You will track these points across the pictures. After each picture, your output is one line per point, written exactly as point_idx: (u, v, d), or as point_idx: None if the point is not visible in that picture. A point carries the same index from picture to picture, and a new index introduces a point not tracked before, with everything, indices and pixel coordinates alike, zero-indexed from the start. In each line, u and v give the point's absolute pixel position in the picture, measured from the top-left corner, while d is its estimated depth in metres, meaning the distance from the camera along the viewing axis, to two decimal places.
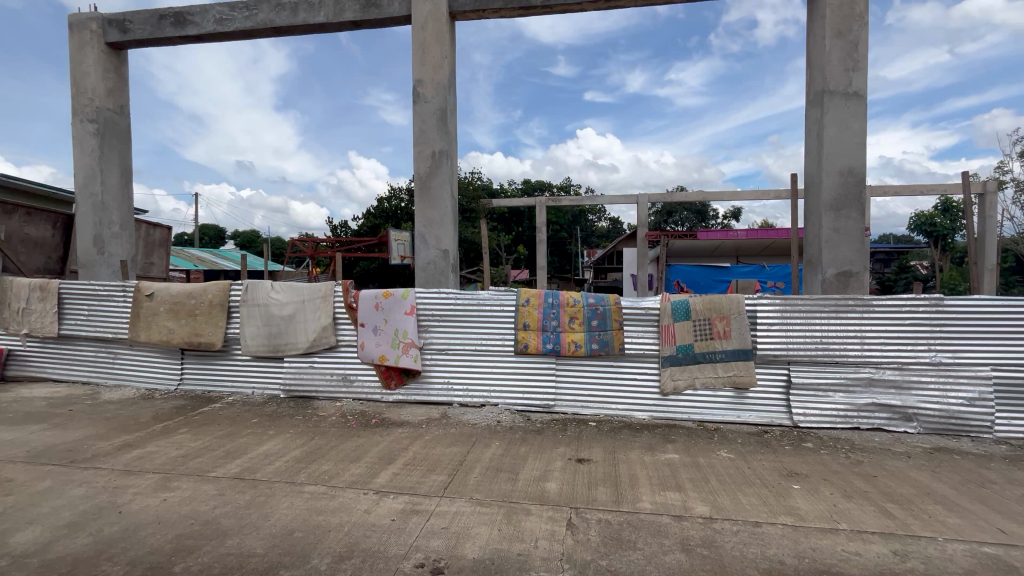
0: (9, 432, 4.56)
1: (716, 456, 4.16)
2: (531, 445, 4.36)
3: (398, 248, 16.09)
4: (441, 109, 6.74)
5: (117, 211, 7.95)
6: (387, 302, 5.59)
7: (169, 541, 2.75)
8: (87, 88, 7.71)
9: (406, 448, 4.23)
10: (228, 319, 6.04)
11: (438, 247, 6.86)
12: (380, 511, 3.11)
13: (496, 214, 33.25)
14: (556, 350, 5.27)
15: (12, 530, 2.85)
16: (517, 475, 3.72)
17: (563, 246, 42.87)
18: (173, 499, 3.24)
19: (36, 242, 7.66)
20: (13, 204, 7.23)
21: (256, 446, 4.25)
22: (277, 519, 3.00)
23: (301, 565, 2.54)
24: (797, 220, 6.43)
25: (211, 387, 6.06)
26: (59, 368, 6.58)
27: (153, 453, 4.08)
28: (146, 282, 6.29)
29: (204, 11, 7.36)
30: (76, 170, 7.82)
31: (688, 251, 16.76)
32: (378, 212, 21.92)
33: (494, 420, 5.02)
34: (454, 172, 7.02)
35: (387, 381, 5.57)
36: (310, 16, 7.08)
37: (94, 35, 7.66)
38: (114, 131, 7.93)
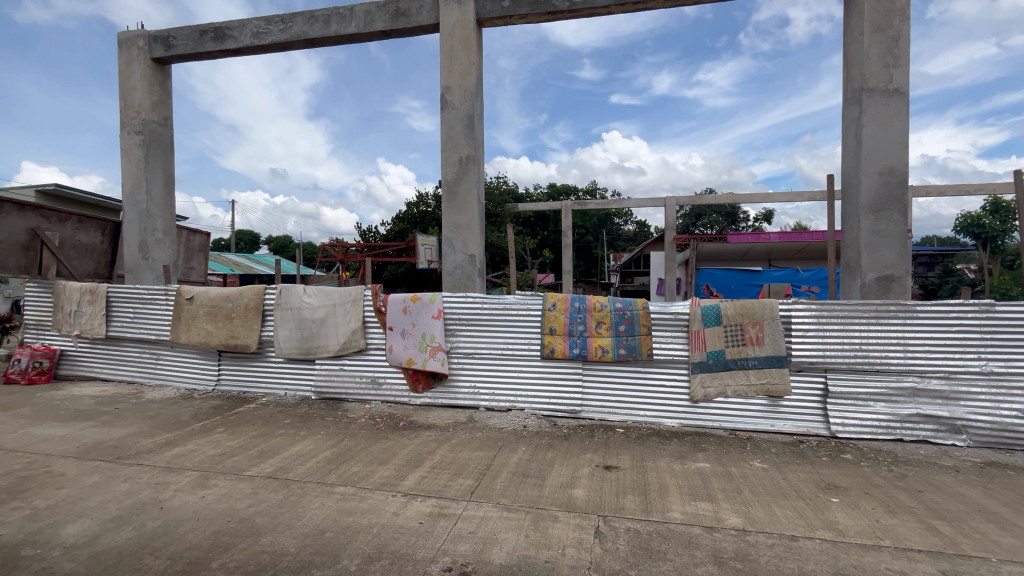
0: (62, 428, 4.82)
1: (750, 466, 4.03)
2: (558, 451, 4.33)
3: (425, 252, 16.29)
4: (469, 115, 6.81)
5: (161, 218, 8.33)
6: (415, 306, 5.66)
7: (207, 537, 2.84)
8: (134, 101, 8.12)
9: (434, 451, 4.26)
10: (262, 322, 6.23)
11: (465, 251, 6.91)
12: (408, 514, 3.14)
13: (522, 218, 33.32)
14: (583, 355, 5.22)
15: (64, 523, 3.00)
16: (543, 481, 3.70)
17: (589, 250, 42.56)
18: (211, 497, 3.35)
19: (87, 248, 8.07)
20: (67, 212, 7.64)
21: (289, 446, 4.36)
22: (309, 518, 3.07)
23: (331, 565, 2.58)
24: (833, 222, 6.21)
25: (246, 388, 6.26)
26: (107, 368, 6.92)
27: (192, 451, 4.23)
28: (187, 286, 6.56)
29: (242, 25, 7.66)
30: (123, 179, 8.22)
31: (719, 254, 16.37)
32: (406, 217, 22.29)
33: (520, 425, 5.01)
34: (480, 177, 7.08)
35: (414, 384, 5.64)
36: (342, 27, 7.27)
37: (140, 51, 8.06)
38: (158, 142, 8.32)
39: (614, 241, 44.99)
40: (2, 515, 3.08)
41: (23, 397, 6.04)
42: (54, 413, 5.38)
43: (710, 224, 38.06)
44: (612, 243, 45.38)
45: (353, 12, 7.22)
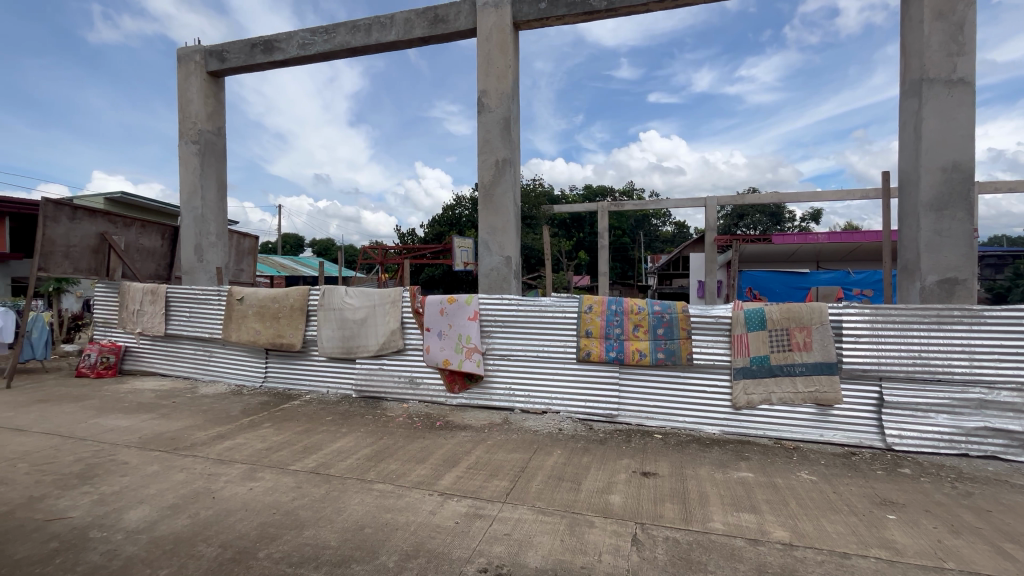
0: (126, 419, 5.16)
1: (797, 478, 3.85)
2: (594, 455, 4.28)
3: (462, 254, 16.56)
4: (505, 118, 6.85)
5: (214, 223, 8.81)
6: (451, 307, 5.73)
7: (254, 528, 2.97)
8: (191, 113, 8.62)
9: (469, 451, 4.30)
10: (306, 322, 6.46)
11: (501, 253, 6.94)
12: (444, 513, 3.17)
13: (557, 220, 33.19)
14: (620, 359, 5.14)
15: (127, 508, 3.21)
16: (579, 485, 3.67)
17: (625, 251, 41.93)
18: (258, 489, 3.51)
19: (149, 252, 8.59)
20: (131, 217, 8.17)
21: (331, 443, 4.50)
22: (350, 513, 3.16)
23: (370, 561, 2.64)
24: (890, 221, 5.86)
25: (291, 385, 6.52)
26: (166, 364, 7.37)
27: (242, 444, 4.44)
28: (237, 287, 6.89)
29: (289, 37, 8.00)
30: (181, 186, 8.74)
31: (763, 256, 15.76)
32: (443, 220, 22.68)
33: (556, 428, 4.98)
34: (517, 180, 7.10)
35: (451, 384, 5.71)
36: (383, 36, 7.47)
37: (197, 66, 8.55)
38: (212, 151, 8.80)
39: (651, 242, 44.19)
40: (74, 499, 3.33)
41: (93, 390, 6.52)
42: (119, 405, 5.77)
43: (753, 224, 36.77)
44: (650, 245, 44.62)
45: (393, 20, 7.40)
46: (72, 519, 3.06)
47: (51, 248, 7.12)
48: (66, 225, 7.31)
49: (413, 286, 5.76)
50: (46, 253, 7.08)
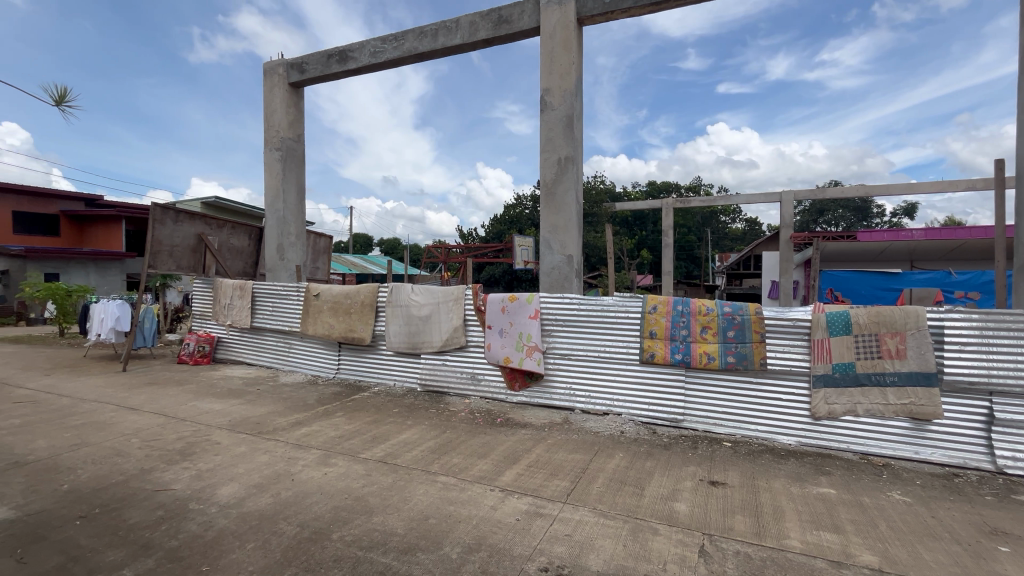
0: (218, 403, 5.68)
1: (887, 498, 3.51)
2: (658, 461, 4.14)
3: (522, 253, 16.72)
4: (568, 115, 6.79)
5: (294, 223, 9.46)
6: (513, 306, 5.77)
7: (329, 511, 3.15)
8: (275, 122, 9.31)
9: (530, 449, 4.31)
10: (375, 317, 6.78)
11: (563, 252, 6.90)
12: (506, 509, 3.21)
13: (619, 218, 32.52)
14: (686, 362, 4.93)
15: (220, 484, 3.53)
16: (642, 490, 3.57)
17: (691, 250, 40.30)
18: (332, 474, 3.73)
19: (238, 250, 9.38)
20: (223, 219, 8.96)
21: (398, 433, 4.70)
22: (415, 503, 3.27)
23: (435, 550, 2.72)
24: (1003, 217, 5.19)
25: (361, 377, 6.86)
26: (252, 354, 8.03)
27: (318, 431, 4.74)
28: (314, 284, 7.36)
29: (362, 47, 8.41)
30: (266, 190, 9.46)
31: (846, 255, 14.52)
32: (504, 220, 22.96)
33: (617, 430, 4.88)
34: (579, 177, 7.02)
35: (511, 382, 5.76)
36: (448, 40, 7.65)
37: (281, 78, 9.21)
38: (293, 156, 9.45)
39: (719, 241, 42.21)
40: (176, 473, 3.71)
41: (191, 375, 7.25)
42: (213, 390, 6.37)
43: (835, 220, 33.97)
44: (717, 243, 42.63)
45: (458, 24, 7.56)
46: (174, 491, 3.41)
47: (159, 248, 7.95)
48: (170, 227, 8.12)
49: (476, 284, 5.86)
50: (155, 252, 7.91)
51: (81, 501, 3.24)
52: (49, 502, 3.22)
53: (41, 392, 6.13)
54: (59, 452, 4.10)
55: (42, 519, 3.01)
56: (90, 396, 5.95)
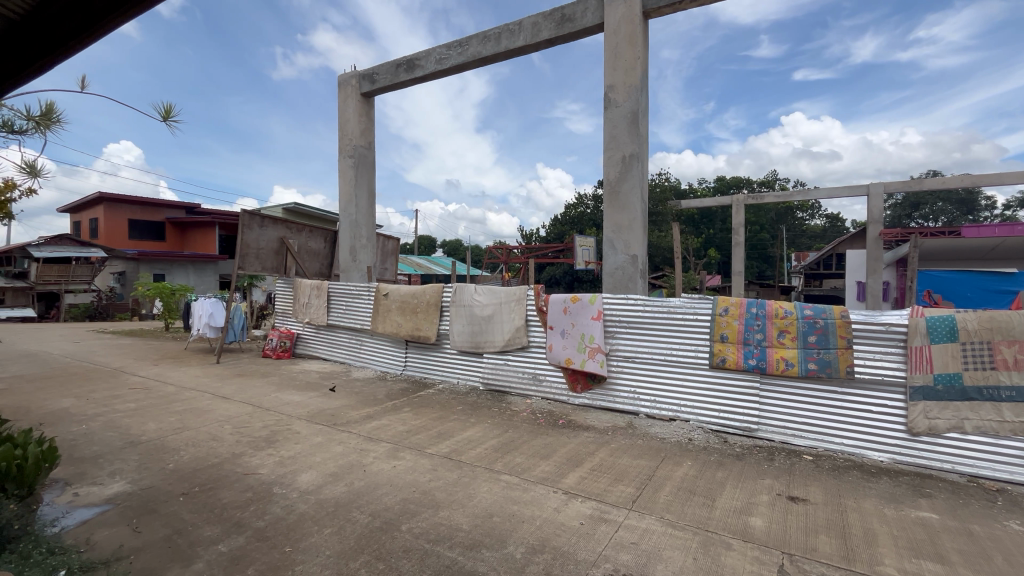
0: (298, 395, 6.09)
1: (1004, 528, 3.09)
2: (730, 472, 3.91)
3: (583, 253, 16.55)
4: (633, 111, 6.61)
5: (365, 226, 9.96)
6: (575, 306, 5.71)
7: (398, 502, 3.28)
8: (348, 131, 9.85)
9: (593, 453, 4.24)
10: (440, 317, 6.97)
11: (627, 253, 6.72)
12: (569, 512, 3.17)
13: (684, 216, 31.33)
14: (760, 368, 4.63)
15: (301, 471, 3.79)
16: (713, 501, 3.39)
17: (764, 249, 38.00)
18: (401, 467, 3.88)
19: (315, 253, 10.01)
20: (302, 224, 9.59)
21: (462, 431, 4.80)
22: (479, 500, 3.33)
23: (499, 548, 2.75)
24: None
25: (427, 374, 7.09)
26: (327, 350, 8.55)
27: (387, 425, 4.95)
28: (383, 284, 7.70)
29: (428, 54, 8.69)
30: (340, 195, 10.04)
31: (948, 253, 13.02)
32: (565, 220, 22.87)
33: (685, 437, 4.68)
34: (645, 175, 6.82)
35: (573, 384, 5.71)
36: (512, 42, 7.71)
37: (354, 89, 9.74)
38: (364, 163, 9.95)
39: (795, 239, 39.51)
40: (262, 458, 4.02)
41: (274, 369, 7.83)
42: (293, 382, 6.85)
43: (933, 214, 30.60)
44: (794, 242, 39.83)
45: (522, 26, 7.60)
46: (261, 475, 3.70)
47: (246, 250, 8.59)
48: (256, 231, 8.75)
49: (538, 285, 5.86)
50: (244, 254, 8.56)
51: (184, 480, 3.60)
52: (157, 478, 3.61)
53: (151, 380, 6.89)
54: (166, 435, 4.58)
55: (153, 493, 3.38)
56: (190, 385, 6.61)
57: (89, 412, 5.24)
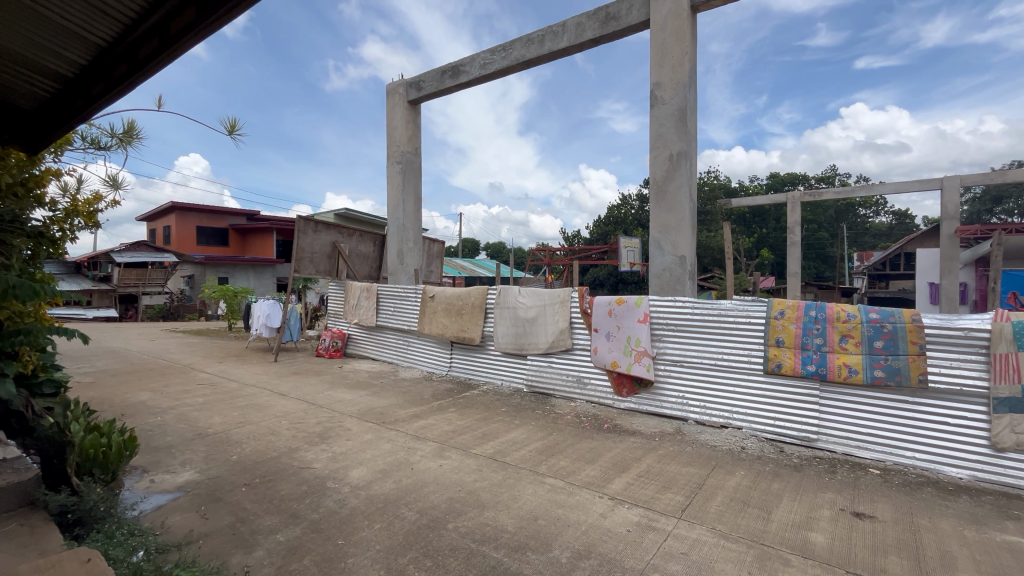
0: (349, 393, 6.33)
1: None
2: (787, 483, 3.71)
3: (628, 255, 16.25)
4: (682, 108, 6.43)
5: (412, 230, 10.23)
6: (621, 309, 5.62)
7: (444, 501, 3.33)
8: (396, 138, 10.16)
9: (639, 459, 4.15)
10: (484, 319, 7.04)
11: (675, 253, 6.53)
12: (616, 518, 3.12)
13: (734, 215, 30.16)
14: (820, 374, 4.37)
15: (352, 466, 3.92)
16: (769, 514, 3.23)
17: (823, 249, 35.93)
18: (447, 466, 3.94)
19: (365, 256, 10.36)
20: (353, 228, 9.96)
21: (506, 432, 4.82)
22: (524, 502, 3.33)
23: (544, 552, 2.74)
24: None
25: (471, 375, 7.17)
26: (376, 350, 8.84)
27: (433, 425, 5.04)
28: (429, 286, 7.86)
29: (472, 60, 8.82)
30: (389, 201, 10.36)
31: None
32: (608, 221, 22.56)
33: (737, 445, 4.48)
34: (693, 173, 6.62)
35: (618, 387, 5.61)
36: (555, 44, 7.69)
37: (401, 97, 10.03)
38: (411, 169, 10.23)
39: (858, 237, 37.07)
40: (316, 453, 4.20)
41: (327, 367, 8.17)
42: (344, 381, 7.12)
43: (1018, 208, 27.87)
44: (856, 240, 37.40)
45: (565, 26, 7.57)
46: (315, 469, 3.86)
47: (301, 254, 8.96)
48: (311, 236, 9.10)
49: (583, 287, 5.81)
50: (299, 258, 8.98)
51: (246, 471, 3.82)
52: (222, 469, 3.84)
53: (216, 376, 7.36)
54: (230, 428, 4.88)
55: (219, 483, 3.60)
56: (250, 382, 7.01)
57: (163, 405, 5.66)
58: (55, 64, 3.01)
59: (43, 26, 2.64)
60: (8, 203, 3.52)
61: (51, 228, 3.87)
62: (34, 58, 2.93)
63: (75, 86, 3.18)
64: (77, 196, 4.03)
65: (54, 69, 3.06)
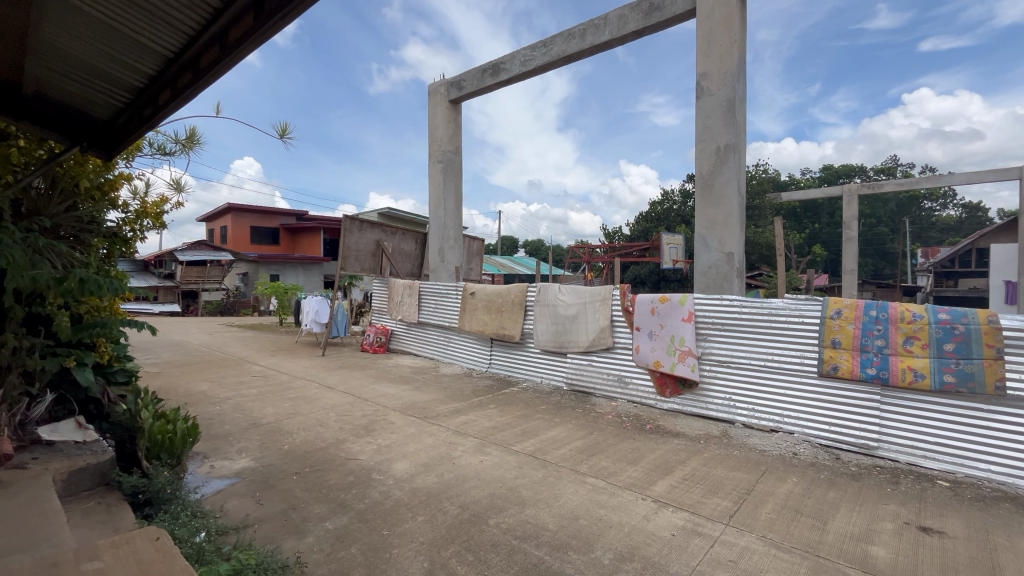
0: (393, 388, 6.49)
1: None
2: (845, 492, 3.51)
3: (670, 252, 15.82)
4: (730, 98, 6.18)
5: (453, 228, 10.36)
6: (664, 307, 5.47)
7: (485, 497, 3.36)
8: (437, 138, 10.31)
9: (684, 461, 4.03)
10: (525, 316, 7.04)
11: (722, 250, 6.31)
12: (659, 522, 3.04)
13: (784, 210, 28.85)
14: (882, 378, 4.10)
15: (395, 459, 4.02)
16: (825, 524, 3.06)
17: (882, 245, 33.76)
18: (488, 462, 3.98)
19: (407, 254, 10.59)
20: (396, 227, 10.19)
21: (546, 430, 4.81)
22: (565, 501, 3.31)
23: (586, 552, 2.71)
24: None
25: (511, 372, 7.20)
26: (418, 346, 9.02)
27: (474, 421, 5.09)
28: (469, 283, 7.95)
29: (512, 57, 8.82)
30: (431, 199, 10.53)
31: None
32: (650, 217, 22.07)
33: (789, 451, 4.28)
34: (742, 167, 6.36)
35: (661, 388, 5.48)
36: (597, 37, 7.58)
37: (442, 97, 10.17)
38: (452, 167, 10.36)
39: (921, 232, 34.63)
40: (362, 445, 4.33)
41: (371, 362, 8.42)
42: (388, 376, 7.31)
43: None
44: (921, 235, 34.91)
45: (607, 19, 7.43)
46: (361, 460, 3.99)
47: (347, 252, 9.26)
48: (356, 235, 9.37)
49: (624, 284, 5.69)
50: (345, 256, 9.28)
51: (296, 461, 3.98)
52: (275, 457, 4.03)
53: (269, 369, 7.72)
54: (281, 418, 5.11)
55: (272, 471, 3.78)
56: (300, 375, 7.31)
57: (221, 396, 5.99)
58: (126, 75, 3.22)
59: (117, 40, 2.84)
60: (86, 205, 3.86)
61: (123, 228, 4.17)
62: (110, 71, 3.17)
63: (144, 95, 3.40)
64: (146, 199, 4.31)
65: (126, 79, 3.28)
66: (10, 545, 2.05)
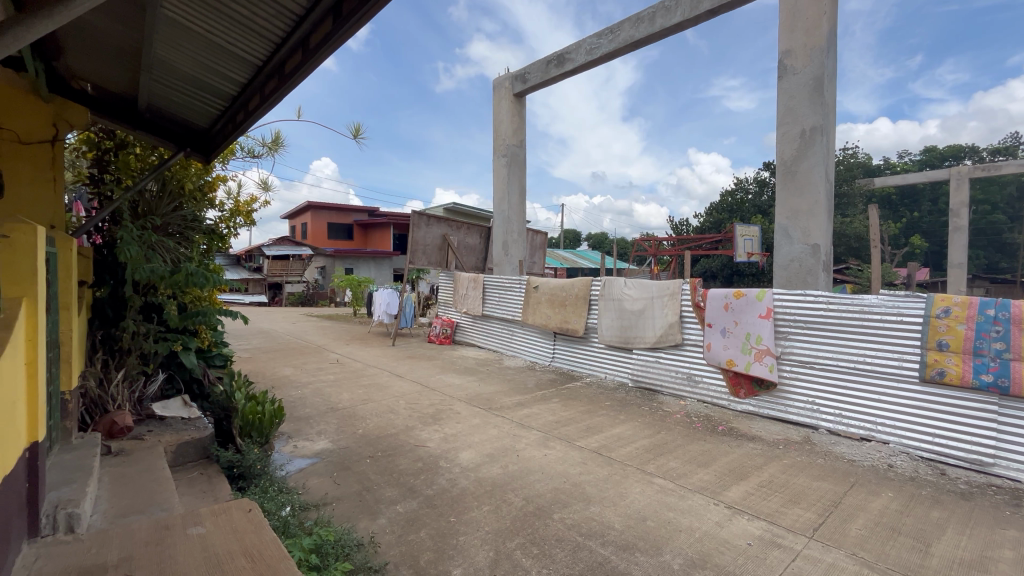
0: (458, 379, 6.66)
1: None
2: (951, 512, 3.14)
3: (745, 244, 14.92)
4: (818, 76, 5.67)
5: (516, 222, 10.40)
6: (738, 302, 5.11)
7: (550, 491, 3.35)
8: (501, 132, 10.37)
9: (760, 467, 3.80)
10: (589, 310, 6.93)
11: (806, 242, 5.84)
12: (733, 529, 2.89)
13: (877, 198, 26.27)
14: (1001, 387, 3.60)
15: (461, 448, 4.12)
16: (927, 546, 2.75)
17: (999, 235, 29.74)
18: (552, 456, 3.96)
19: (472, 248, 10.77)
20: (461, 221, 10.38)
21: (611, 427, 4.71)
22: (632, 501, 3.22)
23: (654, 555, 2.62)
24: None
25: (574, 367, 7.13)
26: (482, 338, 9.18)
27: (537, 414, 5.09)
28: (533, 277, 7.94)
29: (577, 47, 8.65)
30: (495, 194, 10.63)
31: None
32: (722, 208, 20.94)
33: (883, 462, 3.89)
34: (830, 150, 5.83)
35: (735, 388, 5.19)
36: (667, 20, 7.24)
37: (507, 91, 10.20)
38: (516, 161, 10.39)
39: None
40: (429, 433, 4.48)
41: (438, 353, 8.68)
42: (453, 366, 7.51)
43: None
44: None
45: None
46: (429, 448, 4.13)
47: (416, 246, 9.58)
48: (424, 230, 9.66)
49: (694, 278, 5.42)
50: (413, 250, 9.60)
51: (369, 445, 4.19)
52: (350, 441, 4.27)
53: (344, 357, 8.20)
54: (356, 404, 5.41)
55: (347, 453, 4.00)
56: (372, 363, 7.69)
57: (302, 381, 6.44)
58: (222, 84, 3.51)
59: (214, 52, 3.09)
60: (189, 205, 4.28)
61: (220, 225, 4.58)
62: (210, 81, 3.47)
63: (237, 102, 3.69)
64: (238, 199, 4.71)
65: (222, 89, 3.58)
66: (132, 507, 2.33)
